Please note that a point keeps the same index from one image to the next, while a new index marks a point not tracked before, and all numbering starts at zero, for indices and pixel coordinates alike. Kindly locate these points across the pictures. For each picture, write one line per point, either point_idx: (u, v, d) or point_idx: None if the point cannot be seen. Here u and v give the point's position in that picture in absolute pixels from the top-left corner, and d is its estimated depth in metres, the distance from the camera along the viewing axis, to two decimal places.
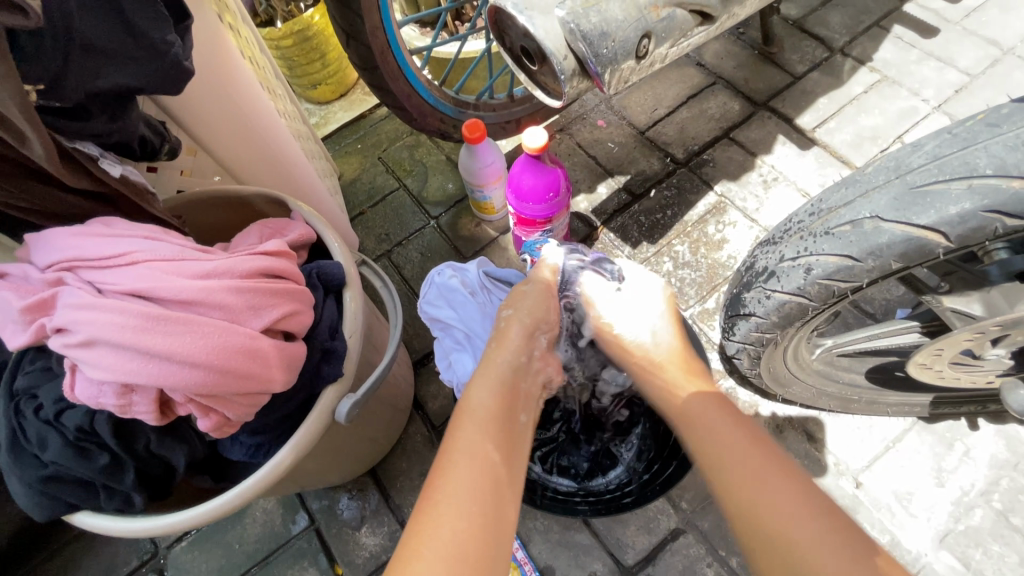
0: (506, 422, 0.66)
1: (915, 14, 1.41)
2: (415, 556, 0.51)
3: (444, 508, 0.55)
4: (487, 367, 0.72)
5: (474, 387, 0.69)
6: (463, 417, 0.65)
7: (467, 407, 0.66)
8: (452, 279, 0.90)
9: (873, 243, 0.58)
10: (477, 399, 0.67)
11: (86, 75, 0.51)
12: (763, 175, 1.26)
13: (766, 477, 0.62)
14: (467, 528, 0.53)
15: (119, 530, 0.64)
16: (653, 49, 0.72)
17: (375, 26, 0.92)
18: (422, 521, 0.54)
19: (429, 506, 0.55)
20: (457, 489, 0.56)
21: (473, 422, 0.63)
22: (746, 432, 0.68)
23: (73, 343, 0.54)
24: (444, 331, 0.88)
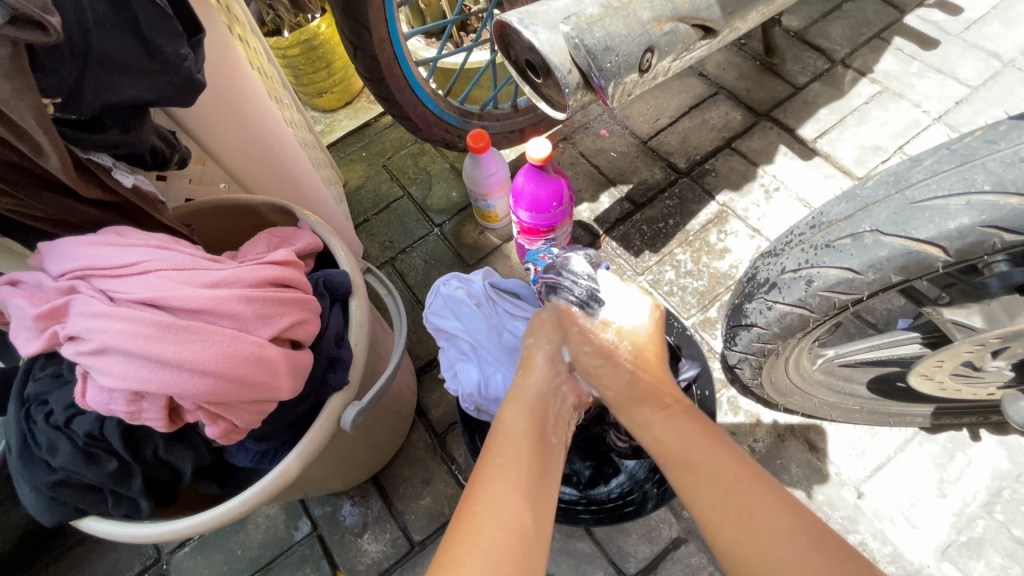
0: (536, 441, 0.73)
1: (915, 27, 1.42)
2: (458, 558, 0.57)
3: (482, 517, 0.61)
4: (516, 397, 0.79)
5: (507, 410, 0.76)
6: (498, 438, 0.71)
7: (501, 429, 0.73)
8: (458, 290, 0.91)
9: (873, 256, 0.59)
10: (509, 420, 0.74)
11: (102, 89, 0.53)
12: (765, 185, 1.27)
13: (726, 484, 0.66)
14: (506, 535, 0.59)
15: (124, 536, 0.64)
16: (656, 62, 0.73)
17: (383, 38, 0.94)
18: (464, 528, 0.60)
19: (469, 515, 0.61)
20: (497, 501, 0.63)
21: (509, 440, 0.71)
22: (715, 447, 0.70)
23: (85, 351, 0.55)
24: (449, 341, 0.90)
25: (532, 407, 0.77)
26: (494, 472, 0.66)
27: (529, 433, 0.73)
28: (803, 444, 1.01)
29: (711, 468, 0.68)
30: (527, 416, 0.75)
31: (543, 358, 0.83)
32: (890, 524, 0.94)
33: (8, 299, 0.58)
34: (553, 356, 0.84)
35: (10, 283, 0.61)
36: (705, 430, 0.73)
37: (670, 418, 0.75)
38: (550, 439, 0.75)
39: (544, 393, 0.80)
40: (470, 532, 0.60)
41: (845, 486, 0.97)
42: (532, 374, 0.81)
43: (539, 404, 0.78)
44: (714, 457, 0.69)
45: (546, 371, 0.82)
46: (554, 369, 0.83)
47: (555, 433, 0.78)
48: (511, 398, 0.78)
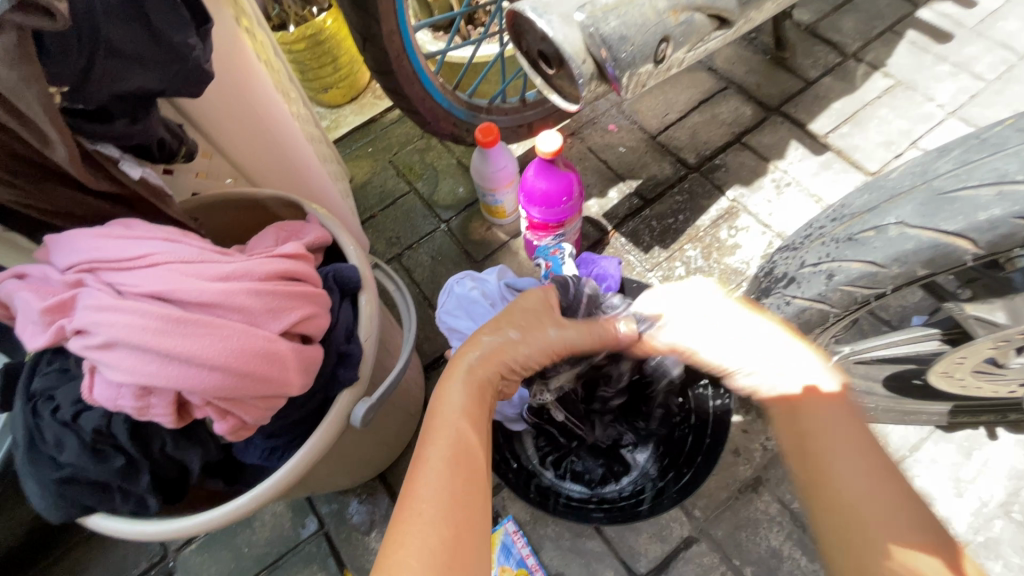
0: (480, 423, 0.61)
1: (929, 20, 1.40)
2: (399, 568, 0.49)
3: (423, 519, 0.52)
4: (457, 363, 0.65)
5: (449, 382, 0.63)
6: (434, 421, 0.59)
7: (439, 408, 0.60)
8: (473, 290, 0.89)
9: (898, 249, 0.57)
10: (449, 398, 0.61)
11: (110, 77, 0.51)
12: (776, 180, 1.25)
13: (873, 499, 0.53)
14: (446, 538, 0.51)
15: (132, 534, 0.63)
16: (671, 53, 0.72)
17: (392, 30, 0.93)
18: (401, 531, 0.51)
19: (407, 510, 0.53)
20: (436, 498, 0.53)
21: (449, 426, 0.58)
22: (870, 453, 0.56)
23: (93, 345, 0.54)
24: (462, 341, 0.90)
25: (478, 378, 0.64)
26: (432, 463, 0.55)
27: (472, 415, 0.60)
28: None
29: (853, 471, 0.55)
30: (470, 387, 0.63)
31: (525, 353, 0.68)
32: None
33: (15, 293, 0.57)
34: (512, 360, 0.67)
35: (17, 276, 0.60)
36: (858, 423, 0.59)
37: (824, 402, 0.60)
38: (489, 417, 0.63)
39: (491, 373, 0.65)
40: (407, 529, 0.51)
41: None
42: (482, 348, 0.65)
43: (483, 377, 0.64)
44: (868, 461, 0.55)
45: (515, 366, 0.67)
46: (507, 346, 0.66)
47: (497, 409, 0.65)
48: (452, 368, 0.64)
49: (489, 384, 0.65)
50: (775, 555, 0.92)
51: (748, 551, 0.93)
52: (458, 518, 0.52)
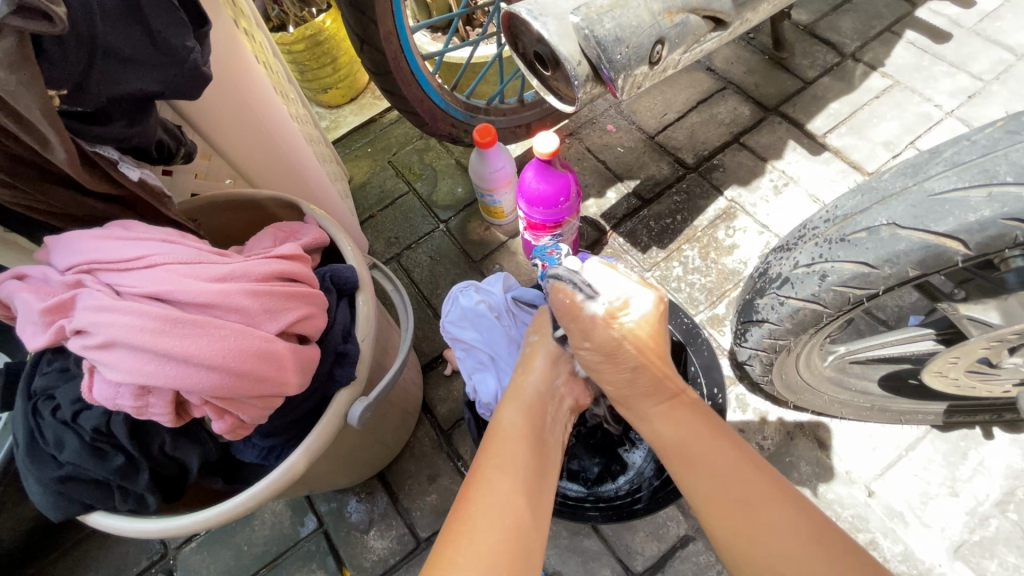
0: (540, 442, 0.67)
1: (927, 20, 1.40)
2: (452, 561, 0.53)
3: (480, 519, 0.57)
4: (516, 391, 0.72)
5: (506, 407, 0.70)
6: (497, 439, 0.66)
7: (500, 428, 0.67)
8: (479, 304, 0.90)
9: (890, 250, 0.58)
10: (508, 418, 0.68)
11: (107, 80, 0.52)
12: (774, 181, 1.25)
13: (744, 491, 0.61)
14: (502, 536, 0.56)
15: (131, 531, 0.64)
16: (667, 55, 0.72)
17: (389, 32, 0.93)
18: (458, 528, 0.56)
19: (465, 516, 0.57)
20: (495, 500, 0.58)
21: (508, 440, 0.65)
22: (719, 440, 0.66)
23: (92, 345, 0.55)
24: (466, 352, 0.90)
25: (532, 400, 0.71)
26: (494, 469, 0.61)
27: (530, 435, 0.67)
28: (812, 441, 1.00)
29: (715, 474, 0.63)
30: (524, 409, 0.70)
31: (543, 354, 0.76)
32: (901, 522, 0.93)
33: (15, 293, 0.58)
34: (555, 351, 0.76)
35: (18, 277, 0.61)
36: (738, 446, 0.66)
37: (712, 433, 0.67)
38: (548, 439, 0.69)
39: (546, 391, 0.73)
40: (463, 532, 0.56)
41: (855, 484, 0.96)
42: (534, 371, 0.74)
43: (537, 400, 0.72)
44: (726, 464, 0.63)
45: (543, 367, 0.75)
46: (554, 366, 0.76)
47: (551, 431, 0.71)
48: (511, 395, 0.72)
49: (543, 405, 0.72)
50: None
51: None
52: (512, 519, 0.57)
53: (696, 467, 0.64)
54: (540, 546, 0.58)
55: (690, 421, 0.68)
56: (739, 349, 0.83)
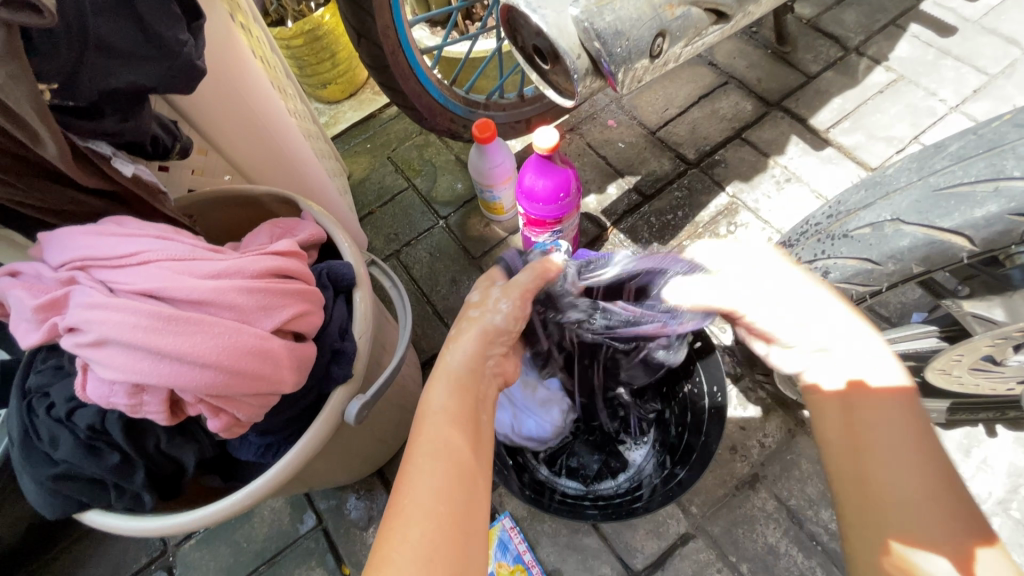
0: (474, 421, 0.59)
1: (932, 13, 1.38)
2: (386, 560, 0.48)
3: (412, 514, 0.50)
4: (439, 371, 0.63)
5: (432, 386, 0.61)
6: (423, 424, 0.57)
7: (427, 412, 0.58)
8: None
9: (894, 246, 0.57)
10: (435, 398, 0.60)
11: (99, 74, 0.51)
12: (776, 176, 1.24)
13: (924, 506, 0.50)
14: (436, 529, 0.50)
15: (127, 530, 0.63)
16: (668, 48, 0.71)
17: (386, 25, 0.92)
18: (391, 525, 0.50)
19: (396, 513, 0.51)
20: (426, 491, 0.52)
21: (435, 423, 0.57)
22: (926, 456, 0.52)
23: (85, 342, 0.54)
24: None
25: (459, 377, 0.62)
26: (422, 457, 0.54)
27: (463, 415, 0.59)
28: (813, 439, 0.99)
29: (900, 477, 0.52)
30: (454, 388, 0.61)
31: (478, 328, 0.67)
32: None
33: (8, 291, 0.58)
34: (487, 331, 0.67)
35: (12, 274, 0.60)
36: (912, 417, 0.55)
37: (890, 396, 0.55)
38: (483, 417, 0.61)
39: (476, 368, 0.64)
40: (396, 531, 0.49)
41: None
42: (460, 347, 0.65)
43: (467, 376, 0.63)
44: (926, 469, 0.52)
45: (477, 342, 0.66)
46: (485, 344, 0.66)
47: (488, 410, 0.63)
48: (438, 374, 0.63)
49: (476, 384, 0.63)
50: (771, 552, 0.92)
51: (745, 548, 0.93)
52: (446, 511, 0.51)
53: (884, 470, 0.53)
54: (481, 533, 0.52)
55: (895, 419, 0.54)
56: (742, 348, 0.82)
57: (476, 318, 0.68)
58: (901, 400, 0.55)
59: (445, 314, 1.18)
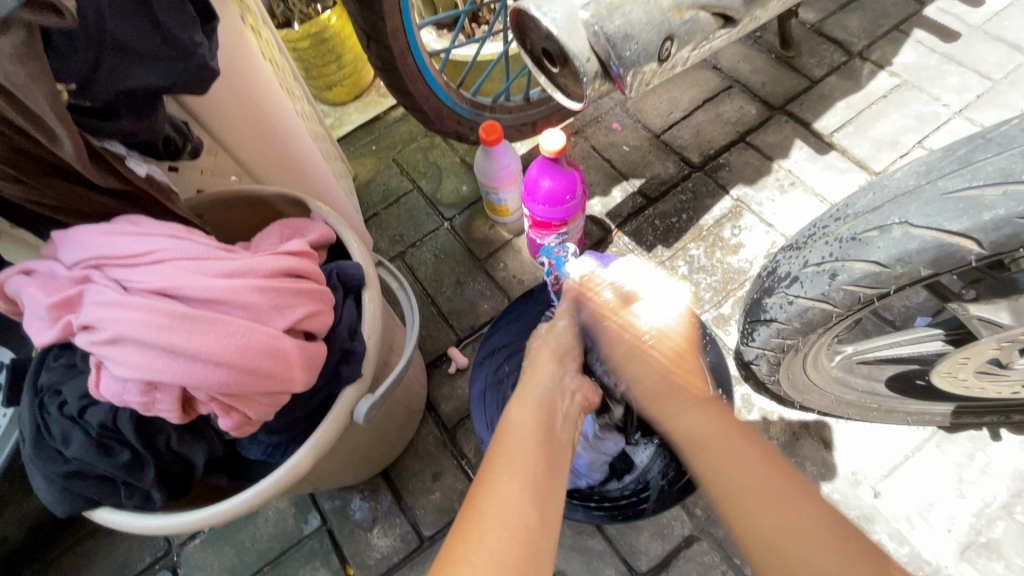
0: (552, 441, 0.62)
1: (935, 18, 1.39)
2: (461, 562, 0.49)
3: (488, 521, 0.52)
4: (525, 395, 0.67)
5: (513, 409, 0.65)
6: (505, 439, 0.60)
7: (508, 428, 0.62)
8: None
9: (902, 248, 0.57)
10: (517, 418, 0.63)
11: (115, 75, 0.52)
12: (780, 180, 1.25)
13: (772, 480, 0.60)
14: (511, 541, 0.51)
15: (136, 527, 0.64)
16: (676, 52, 0.72)
17: (396, 28, 0.93)
18: (464, 528, 0.52)
19: (473, 518, 0.52)
20: (504, 504, 0.53)
21: (515, 438, 0.60)
22: (754, 447, 0.64)
23: (99, 340, 0.55)
24: None
25: (540, 402, 0.66)
26: (501, 468, 0.56)
27: (542, 434, 0.62)
28: (818, 442, 0.99)
29: (738, 472, 0.61)
30: (535, 412, 0.64)
31: (549, 353, 0.74)
32: (907, 524, 0.92)
33: (23, 288, 0.58)
34: (557, 350, 0.75)
35: (25, 272, 0.60)
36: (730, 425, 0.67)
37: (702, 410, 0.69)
38: (561, 435, 0.64)
39: (555, 388, 0.69)
40: (470, 538, 0.51)
41: (861, 486, 0.96)
42: (540, 371, 0.71)
43: (546, 399, 0.67)
44: (747, 458, 0.63)
45: (552, 365, 0.72)
46: (559, 365, 0.73)
47: (565, 430, 0.65)
48: (520, 395, 0.67)
49: (553, 405, 0.67)
50: None
51: None
52: (520, 520, 0.52)
53: (723, 467, 0.63)
54: (552, 549, 0.53)
55: (725, 424, 0.67)
56: (746, 349, 0.82)
57: (544, 340, 0.77)
58: (720, 410, 0.69)
59: (450, 316, 1.18)
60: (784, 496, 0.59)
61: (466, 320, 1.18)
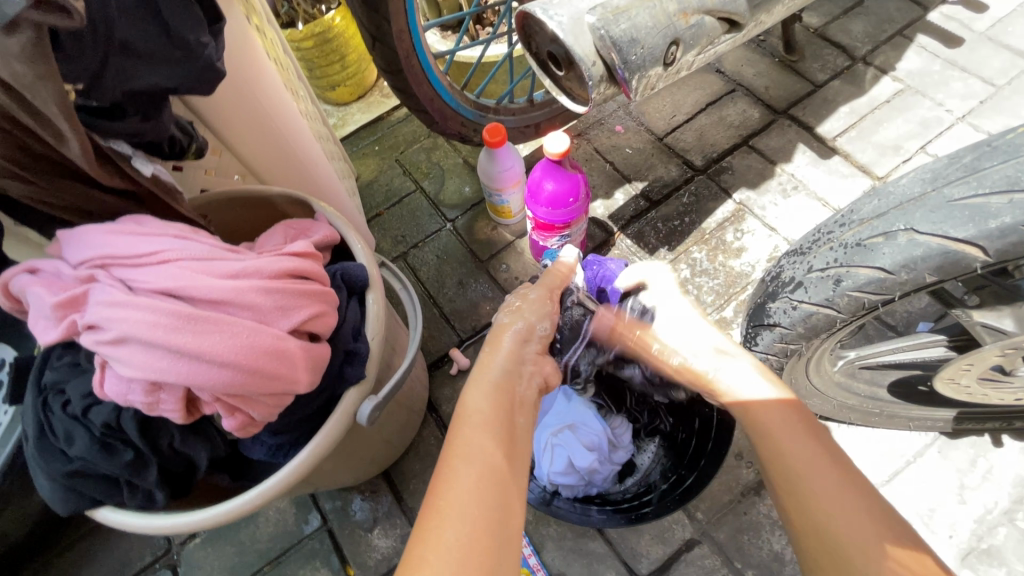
0: (510, 428, 0.62)
1: (939, 24, 1.39)
2: (422, 559, 0.49)
3: (448, 510, 0.52)
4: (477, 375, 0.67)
5: (469, 392, 0.64)
6: (461, 426, 0.60)
7: (465, 413, 0.62)
8: (573, 415, 0.95)
9: (907, 255, 0.57)
10: (473, 403, 0.63)
11: (124, 75, 0.52)
12: (782, 184, 1.25)
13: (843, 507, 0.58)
14: (471, 530, 0.51)
15: (137, 527, 0.64)
16: (681, 56, 0.72)
17: (401, 30, 0.93)
18: (426, 523, 0.52)
19: (435, 508, 0.53)
20: (462, 494, 0.53)
21: (474, 427, 0.59)
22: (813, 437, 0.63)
23: (105, 340, 0.55)
24: (558, 444, 0.92)
25: (495, 384, 0.66)
26: (459, 461, 0.56)
27: (499, 421, 0.61)
28: None
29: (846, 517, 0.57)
30: (492, 397, 0.64)
31: (510, 334, 0.73)
32: None
33: (27, 287, 0.58)
34: (518, 333, 0.74)
35: (29, 271, 0.60)
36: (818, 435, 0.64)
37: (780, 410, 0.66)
38: (519, 423, 0.64)
39: (513, 372, 0.69)
40: (434, 525, 0.51)
41: None
42: (499, 350, 0.71)
43: (501, 381, 0.67)
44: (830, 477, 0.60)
45: (511, 346, 0.72)
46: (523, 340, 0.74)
47: (522, 416, 0.65)
48: (477, 376, 0.67)
49: (510, 389, 0.66)
50: (776, 559, 0.92)
51: (751, 555, 0.93)
52: (478, 509, 0.52)
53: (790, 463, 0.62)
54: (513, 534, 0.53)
55: (788, 415, 0.66)
56: None
57: (515, 313, 0.77)
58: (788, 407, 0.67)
59: (452, 317, 1.18)
60: (842, 491, 0.59)
61: (468, 321, 1.18)
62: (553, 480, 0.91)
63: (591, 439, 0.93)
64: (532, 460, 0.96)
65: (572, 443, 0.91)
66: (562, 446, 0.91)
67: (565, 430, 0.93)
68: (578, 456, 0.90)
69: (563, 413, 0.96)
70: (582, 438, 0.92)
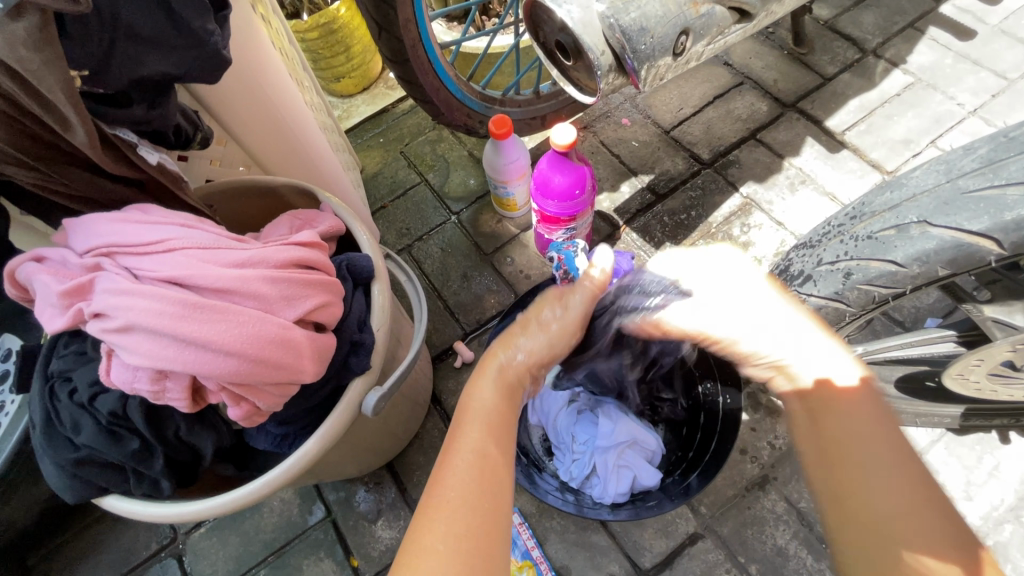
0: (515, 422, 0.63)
1: (951, 16, 1.37)
2: (422, 556, 0.50)
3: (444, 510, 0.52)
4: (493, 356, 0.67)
5: (483, 382, 0.64)
6: (466, 417, 0.61)
7: (473, 403, 0.62)
8: (633, 431, 0.91)
9: (921, 248, 0.57)
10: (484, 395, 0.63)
11: (130, 62, 0.51)
12: (790, 177, 1.24)
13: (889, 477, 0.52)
14: (467, 536, 0.51)
15: (146, 515, 0.64)
16: (691, 46, 0.71)
17: (408, 19, 0.93)
18: (425, 521, 0.52)
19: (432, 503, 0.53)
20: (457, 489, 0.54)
21: (480, 425, 0.59)
22: (867, 411, 0.56)
23: (111, 328, 0.55)
24: (625, 466, 0.89)
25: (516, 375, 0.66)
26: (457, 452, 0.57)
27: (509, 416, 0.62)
28: None
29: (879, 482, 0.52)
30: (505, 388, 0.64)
31: (543, 337, 0.70)
32: None
33: (34, 276, 0.58)
34: (568, 330, 0.71)
35: (35, 259, 0.60)
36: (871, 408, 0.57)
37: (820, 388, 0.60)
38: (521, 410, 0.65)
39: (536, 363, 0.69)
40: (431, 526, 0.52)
41: None
42: (532, 339, 0.69)
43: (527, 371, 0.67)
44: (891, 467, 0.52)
45: (543, 347, 0.69)
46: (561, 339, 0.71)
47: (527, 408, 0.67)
48: (490, 363, 0.66)
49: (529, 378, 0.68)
50: (780, 554, 0.92)
51: (754, 548, 0.93)
52: (479, 510, 0.53)
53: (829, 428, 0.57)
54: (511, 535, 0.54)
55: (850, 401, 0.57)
56: None
57: (551, 305, 0.72)
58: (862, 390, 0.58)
59: (456, 310, 1.18)
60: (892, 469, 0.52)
61: (473, 314, 1.17)
62: (616, 501, 0.88)
63: (649, 452, 0.91)
64: (584, 480, 0.91)
65: (637, 462, 0.89)
66: (627, 467, 0.89)
67: (625, 450, 0.90)
68: (644, 473, 0.89)
69: (616, 431, 0.91)
70: (642, 454, 0.90)
